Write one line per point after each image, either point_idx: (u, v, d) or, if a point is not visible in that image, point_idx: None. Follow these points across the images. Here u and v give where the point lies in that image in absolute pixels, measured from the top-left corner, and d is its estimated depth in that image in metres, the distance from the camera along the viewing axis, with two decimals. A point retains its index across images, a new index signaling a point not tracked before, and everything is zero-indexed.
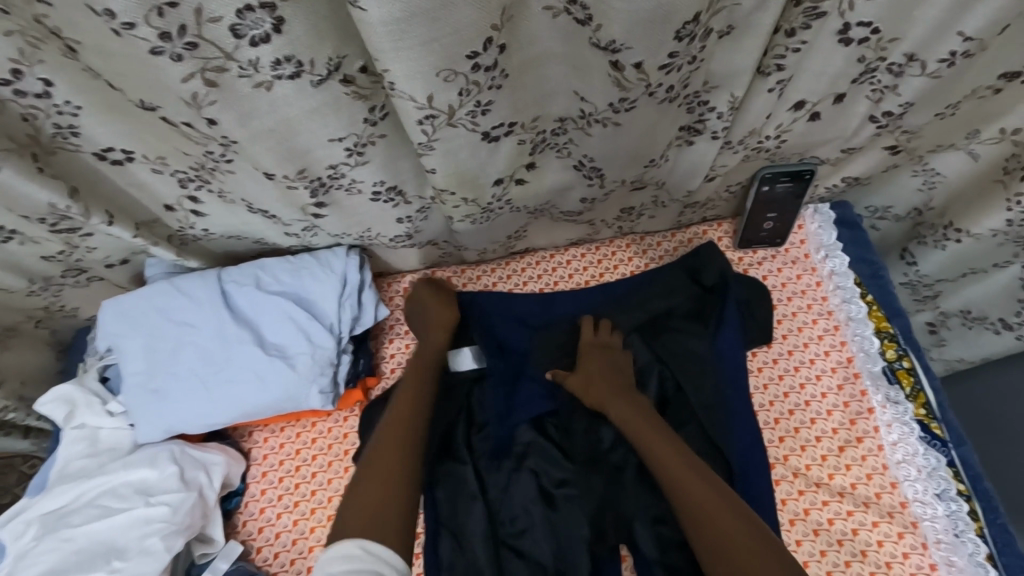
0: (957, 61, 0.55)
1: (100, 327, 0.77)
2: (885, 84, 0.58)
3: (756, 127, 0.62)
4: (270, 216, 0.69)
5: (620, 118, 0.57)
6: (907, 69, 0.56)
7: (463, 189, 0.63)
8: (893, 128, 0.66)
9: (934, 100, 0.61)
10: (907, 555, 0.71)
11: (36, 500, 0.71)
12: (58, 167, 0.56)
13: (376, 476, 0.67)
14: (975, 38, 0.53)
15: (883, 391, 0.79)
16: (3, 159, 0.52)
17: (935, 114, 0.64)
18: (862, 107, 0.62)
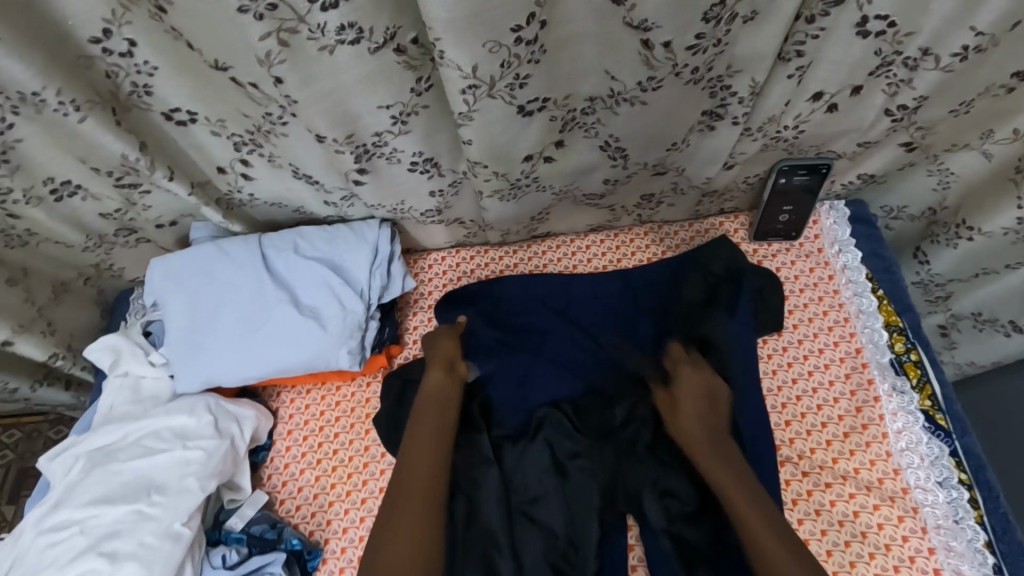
0: (969, 56, 0.59)
1: (148, 283, 0.83)
2: (901, 78, 0.61)
3: (775, 114, 0.66)
4: (313, 183, 0.73)
5: (647, 97, 0.61)
6: (921, 63, 0.60)
7: (494, 163, 0.67)
8: (908, 122, 0.68)
9: (947, 94, 0.65)
10: (906, 538, 0.73)
11: (83, 437, 0.76)
12: (132, 123, 0.63)
13: (409, 531, 0.64)
14: (987, 32, 0.56)
15: (890, 381, 0.81)
16: (88, 110, 0.59)
17: (949, 110, 0.67)
18: (878, 100, 0.65)
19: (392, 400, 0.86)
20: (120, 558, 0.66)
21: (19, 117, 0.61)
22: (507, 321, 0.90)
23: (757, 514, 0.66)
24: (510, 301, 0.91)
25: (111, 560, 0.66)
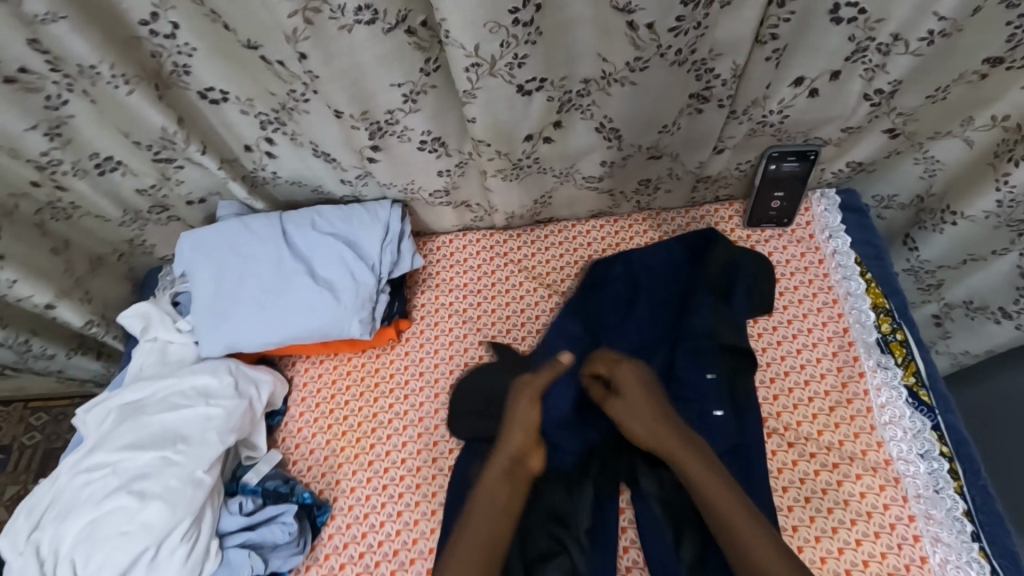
0: (936, 40, 0.64)
1: (178, 256, 0.89)
2: (875, 63, 0.67)
3: (758, 97, 0.71)
4: (332, 162, 0.80)
5: (636, 78, 0.66)
6: (893, 49, 0.65)
7: (498, 142, 0.72)
8: (887, 108, 0.74)
9: (922, 79, 0.70)
10: (887, 506, 0.76)
11: (115, 391, 0.82)
12: (171, 100, 0.70)
13: None
14: (949, 18, 0.62)
15: (875, 357, 0.84)
16: (137, 84, 0.66)
17: (926, 95, 0.72)
18: (856, 86, 0.70)
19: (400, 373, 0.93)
20: (148, 496, 0.71)
21: (73, 94, 0.68)
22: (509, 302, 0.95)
23: (747, 519, 0.68)
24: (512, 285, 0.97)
25: (140, 497, 0.71)
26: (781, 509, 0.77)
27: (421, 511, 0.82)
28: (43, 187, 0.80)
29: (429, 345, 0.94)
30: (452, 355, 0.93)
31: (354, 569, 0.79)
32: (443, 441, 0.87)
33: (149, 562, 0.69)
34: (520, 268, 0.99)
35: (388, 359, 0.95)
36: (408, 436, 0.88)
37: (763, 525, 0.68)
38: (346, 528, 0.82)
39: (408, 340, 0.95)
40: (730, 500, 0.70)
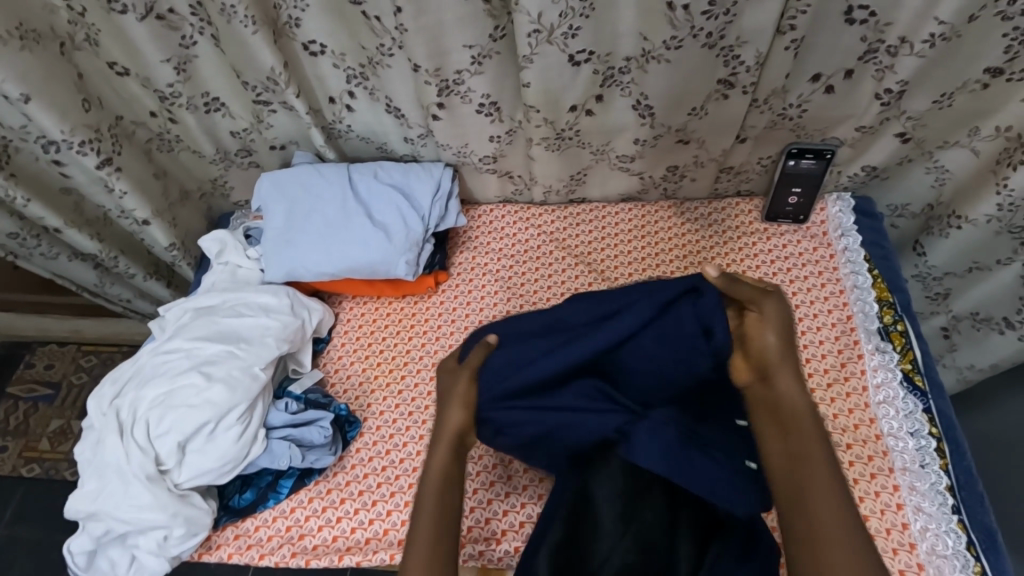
0: (937, 43, 0.76)
1: (256, 192, 1.02)
2: (885, 64, 0.81)
3: (778, 86, 0.84)
4: (400, 118, 0.95)
5: (670, 56, 0.79)
6: (900, 51, 0.78)
7: (546, 108, 0.87)
8: (897, 110, 0.86)
9: (926, 84, 0.83)
10: (874, 476, 0.81)
11: (193, 297, 0.95)
12: (283, 47, 0.85)
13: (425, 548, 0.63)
14: (948, 23, 0.74)
15: (874, 342, 0.90)
16: (260, 28, 0.79)
17: (933, 99, 0.84)
18: (868, 85, 0.84)
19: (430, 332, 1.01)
20: (213, 378, 0.83)
21: (203, 36, 0.85)
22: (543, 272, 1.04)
23: (828, 461, 0.60)
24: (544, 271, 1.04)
25: (207, 378, 0.83)
26: None
27: None
28: (159, 118, 0.96)
29: (463, 297, 1.04)
30: (482, 309, 1.02)
31: (376, 479, 0.88)
32: None
33: (207, 434, 0.81)
34: (551, 238, 1.08)
35: (424, 305, 1.04)
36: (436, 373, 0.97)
37: (835, 463, 0.60)
38: (373, 444, 0.91)
39: (444, 291, 1.05)
40: (816, 439, 0.61)
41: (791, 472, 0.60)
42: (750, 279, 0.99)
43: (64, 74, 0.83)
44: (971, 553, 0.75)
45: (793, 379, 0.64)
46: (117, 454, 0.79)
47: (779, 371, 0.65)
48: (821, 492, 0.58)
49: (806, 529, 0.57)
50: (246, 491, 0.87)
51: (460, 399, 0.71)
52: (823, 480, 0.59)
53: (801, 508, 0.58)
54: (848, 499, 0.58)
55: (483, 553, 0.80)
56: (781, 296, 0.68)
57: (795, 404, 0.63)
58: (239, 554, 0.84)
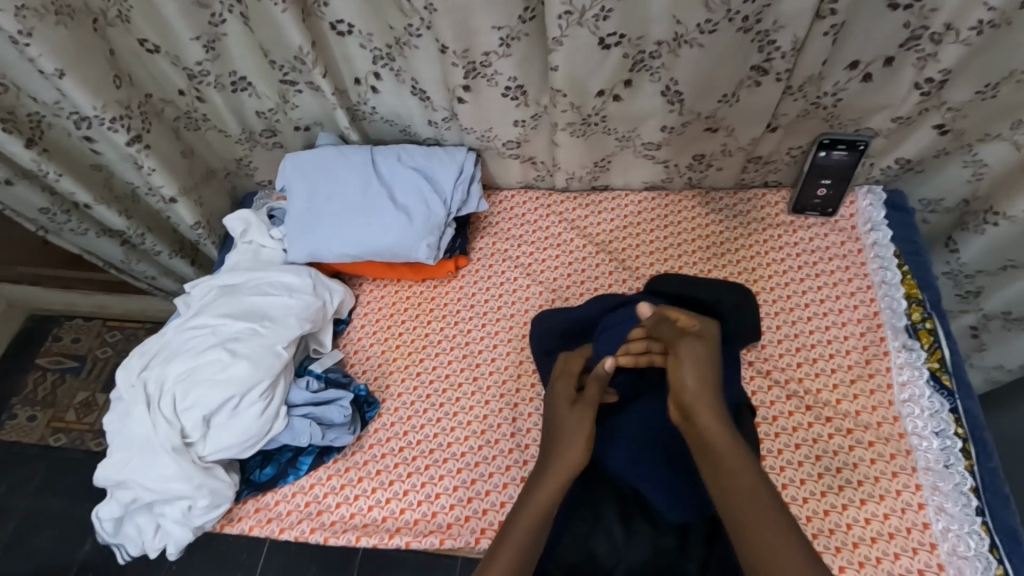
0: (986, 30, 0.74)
1: (281, 172, 1.02)
2: (928, 52, 0.78)
3: (814, 73, 0.82)
4: (425, 101, 0.95)
5: (704, 40, 0.78)
6: (945, 38, 0.76)
7: (573, 92, 0.86)
8: (937, 101, 0.84)
9: (969, 74, 0.80)
10: (895, 474, 0.80)
11: (218, 275, 0.97)
12: (311, 26, 0.85)
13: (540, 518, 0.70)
14: (997, 9, 0.71)
15: (901, 339, 0.89)
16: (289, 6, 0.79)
17: (975, 90, 0.81)
18: (908, 73, 0.81)
19: (449, 317, 1.01)
20: (238, 354, 0.85)
21: (232, 15, 0.85)
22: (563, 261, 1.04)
23: (759, 486, 0.64)
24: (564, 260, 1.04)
25: (232, 354, 0.85)
26: (791, 462, 0.82)
27: (458, 420, 0.92)
28: (187, 96, 0.96)
29: (483, 283, 1.04)
30: (501, 295, 1.02)
31: (394, 459, 0.89)
32: (485, 364, 0.96)
33: (232, 408, 0.82)
34: (573, 226, 1.07)
35: (444, 290, 1.05)
36: (454, 356, 0.98)
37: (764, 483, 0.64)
38: (391, 425, 0.92)
39: (464, 276, 1.05)
40: (739, 467, 0.66)
41: (725, 503, 0.65)
42: (775, 272, 0.98)
43: (97, 50, 0.84)
44: (993, 555, 0.73)
45: (710, 415, 0.70)
46: (144, 426, 0.81)
47: (700, 405, 0.71)
48: (753, 515, 0.62)
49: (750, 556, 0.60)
50: (267, 466, 0.89)
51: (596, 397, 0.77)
52: (755, 503, 0.63)
53: (738, 533, 0.62)
54: (786, 522, 0.61)
55: None
56: (695, 335, 0.75)
57: (715, 436, 0.69)
58: (260, 527, 0.86)
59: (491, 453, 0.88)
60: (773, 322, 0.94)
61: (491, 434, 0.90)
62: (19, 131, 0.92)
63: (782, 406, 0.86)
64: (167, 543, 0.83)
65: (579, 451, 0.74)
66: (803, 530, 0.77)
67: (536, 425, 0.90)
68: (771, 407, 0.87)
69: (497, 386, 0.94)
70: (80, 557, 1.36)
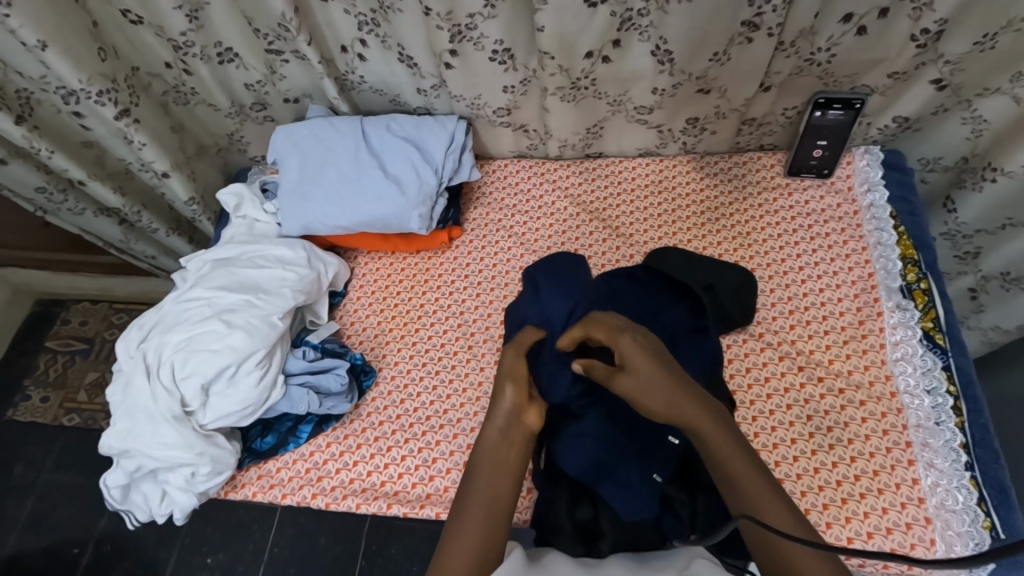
0: None
1: (272, 145, 1.02)
2: (923, 2, 0.77)
3: (806, 26, 0.81)
4: (413, 68, 0.94)
5: None
6: None
7: (561, 55, 0.86)
8: (934, 53, 0.82)
9: (966, 25, 0.78)
10: (886, 432, 0.80)
11: (213, 249, 0.98)
12: None
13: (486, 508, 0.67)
14: None
15: (895, 300, 0.88)
16: None
17: (973, 41, 0.79)
18: (903, 26, 0.80)
19: (445, 287, 1.02)
20: (234, 325, 0.86)
21: None
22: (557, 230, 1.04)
23: (756, 476, 0.63)
24: (558, 229, 1.04)
25: (228, 325, 0.86)
26: (781, 422, 0.83)
27: (453, 388, 0.93)
28: (174, 69, 0.96)
29: (477, 253, 1.04)
30: (495, 264, 1.02)
31: (391, 426, 0.91)
32: (479, 332, 0.97)
33: (230, 377, 0.84)
34: (566, 194, 1.07)
35: (438, 260, 1.05)
36: (449, 326, 0.99)
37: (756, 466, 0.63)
38: (387, 393, 0.94)
39: (458, 246, 1.05)
40: (734, 457, 0.64)
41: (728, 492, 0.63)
42: (769, 235, 0.97)
43: (79, 21, 0.83)
44: (981, 508, 0.74)
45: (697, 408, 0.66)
46: (145, 395, 0.83)
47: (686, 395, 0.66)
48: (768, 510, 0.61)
49: (772, 554, 0.58)
50: (268, 435, 0.91)
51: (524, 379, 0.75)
52: (756, 491, 0.62)
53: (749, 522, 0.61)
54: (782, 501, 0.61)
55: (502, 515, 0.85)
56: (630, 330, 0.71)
57: (712, 438, 0.65)
58: (263, 493, 0.88)
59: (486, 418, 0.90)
60: (767, 286, 0.93)
61: (486, 400, 0.91)
62: (7, 107, 0.92)
63: (774, 367, 0.87)
64: (173, 509, 0.86)
65: (511, 392, 0.72)
66: (791, 488, 0.79)
67: None
68: (763, 369, 0.87)
69: (492, 353, 0.95)
70: (97, 531, 1.40)
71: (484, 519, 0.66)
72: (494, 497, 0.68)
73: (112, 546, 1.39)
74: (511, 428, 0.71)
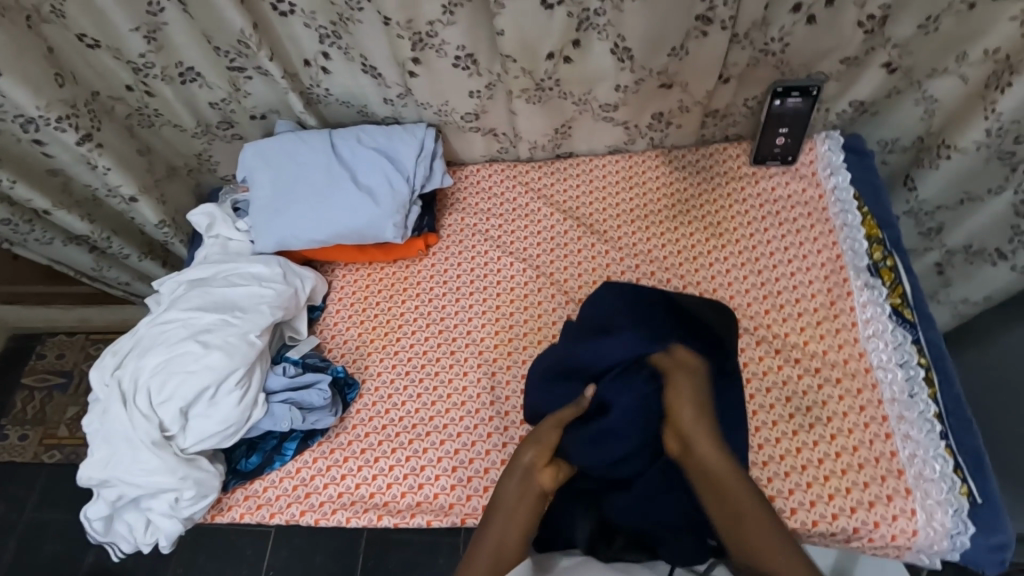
0: None
1: (241, 163, 1.01)
2: None
3: (757, 19, 0.84)
4: (377, 78, 0.95)
5: None
6: None
7: (523, 57, 0.88)
8: (881, 38, 0.85)
9: (909, 11, 0.81)
10: (863, 407, 0.82)
11: (186, 270, 0.97)
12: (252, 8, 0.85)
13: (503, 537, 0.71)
14: None
15: (863, 278, 0.90)
16: None
17: (916, 24, 0.82)
18: (850, 13, 0.83)
19: (425, 295, 1.02)
20: (211, 345, 0.85)
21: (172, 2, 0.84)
22: (533, 231, 1.04)
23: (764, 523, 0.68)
24: (532, 231, 1.04)
25: (205, 346, 0.85)
26: (763, 405, 0.84)
27: (438, 394, 0.93)
28: (136, 91, 0.95)
29: (454, 259, 1.04)
30: (473, 269, 1.03)
31: (377, 437, 0.90)
32: (461, 337, 0.97)
33: (209, 398, 0.83)
34: (539, 195, 1.07)
35: (416, 269, 1.05)
36: (430, 333, 0.98)
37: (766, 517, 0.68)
38: (372, 404, 0.93)
39: (435, 254, 1.05)
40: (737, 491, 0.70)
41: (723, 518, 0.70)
42: (740, 224, 0.99)
43: (33, 47, 0.83)
44: (957, 475, 0.76)
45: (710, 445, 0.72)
46: (122, 422, 0.82)
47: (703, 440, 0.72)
48: (750, 533, 0.67)
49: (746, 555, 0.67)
50: (253, 455, 0.90)
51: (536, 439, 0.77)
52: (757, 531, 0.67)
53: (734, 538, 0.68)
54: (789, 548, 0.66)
55: None
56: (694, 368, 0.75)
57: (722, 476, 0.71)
58: (250, 513, 0.87)
59: (473, 422, 0.90)
60: (740, 273, 0.95)
61: (471, 404, 0.91)
62: None
63: (753, 352, 0.88)
64: (158, 537, 0.84)
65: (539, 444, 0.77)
66: (776, 469, 0.79)
67: (515, 392, 0.92)
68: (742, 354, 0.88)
69: (475, 357, 0.95)
70: (86, 569, 1.37)
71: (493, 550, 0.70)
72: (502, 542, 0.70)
73: None
74: (526, 482, 0.75)
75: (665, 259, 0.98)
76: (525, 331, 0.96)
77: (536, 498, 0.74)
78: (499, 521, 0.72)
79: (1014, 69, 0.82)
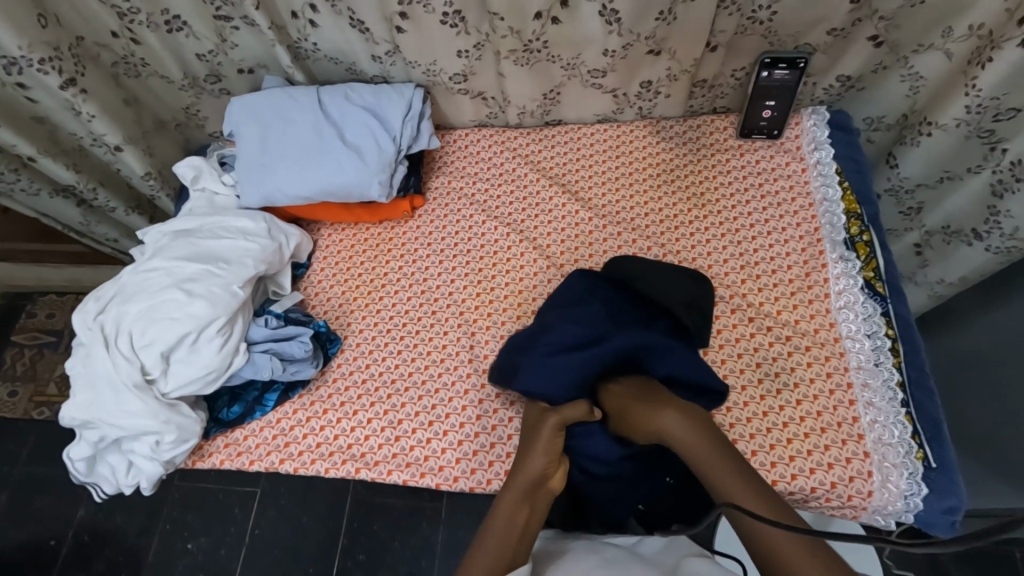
0: None
1: (227, 117, 1.01)
2: None
3: None
4: (366, 33, 0.95)
5: None
6: None
7: (510, 16, 0.88)
8: (867, 9, 0.85)
9: None
10: (830, 374, 0.84)
11: (171, 222, 0.97)
12: None
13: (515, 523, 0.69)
14: None
15: (839, 252, 0.92)
16: None
17: None
18: None
19: (409, 256, 1.03)
20: (193, 294, 0.86)
21: None
22: (518, 197, 1.05)
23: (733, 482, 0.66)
24: (518, 197, 1.05)
25: (187, 294, 0.86)
26: (733, 371, 0.87)
27: (418, 351, 0.95)
28: (121, 38, 0.94)
29: (439, 221, 1.05)
30: (458, 232, 1.04)
31: (357, 391, 0.92)
32: (443, 298, 0.99)
33: (190, 345, 0.84)
34: (526, 161, 1.08)
35: (401, 230, 1.06)
36: (413, 293, 1.00)
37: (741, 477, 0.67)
38: (353, 359, 0.95)
39: (421, 216, 1.06)
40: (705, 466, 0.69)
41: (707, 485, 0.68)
42: (723, 195, 1.00)
43: None
44: (915, 441, 0.79)
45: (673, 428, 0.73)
46: (104, 365, 0.83)
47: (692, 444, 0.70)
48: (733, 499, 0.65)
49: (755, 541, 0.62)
50: (235, 404, 0.91)
51: (545, 441, 0.75)
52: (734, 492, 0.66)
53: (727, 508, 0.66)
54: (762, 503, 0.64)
55: (473, 488, 0.85)
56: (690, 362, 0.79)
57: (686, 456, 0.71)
58: (231, 460, 0.89)
59: (450, 379, 0.92)
60: (719, 243, 0.96)
61: (450, 361, 0.93)
62: None
63: (727, 320, 0.90)
64: (140, 479, 0.86)
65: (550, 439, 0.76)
66: (741, 432, 0.82)
67: (494, 352, 0.93)
68: (716, 322, 0.90)
69: (455, 318, 0.97)
70: (74, 522, 1.40)
71: (500, 544, 0.66)
72: (513, 530, 0.68)
73: (90, 537, 1.38)
74: (539, 483, 0.73)
75: (647, 228, 0.99)
76: (506, 294, 0.98)
77: (545, 501, 0.73)
78: (505, 518, 0.69)
79: (996, 44, 0.82)
